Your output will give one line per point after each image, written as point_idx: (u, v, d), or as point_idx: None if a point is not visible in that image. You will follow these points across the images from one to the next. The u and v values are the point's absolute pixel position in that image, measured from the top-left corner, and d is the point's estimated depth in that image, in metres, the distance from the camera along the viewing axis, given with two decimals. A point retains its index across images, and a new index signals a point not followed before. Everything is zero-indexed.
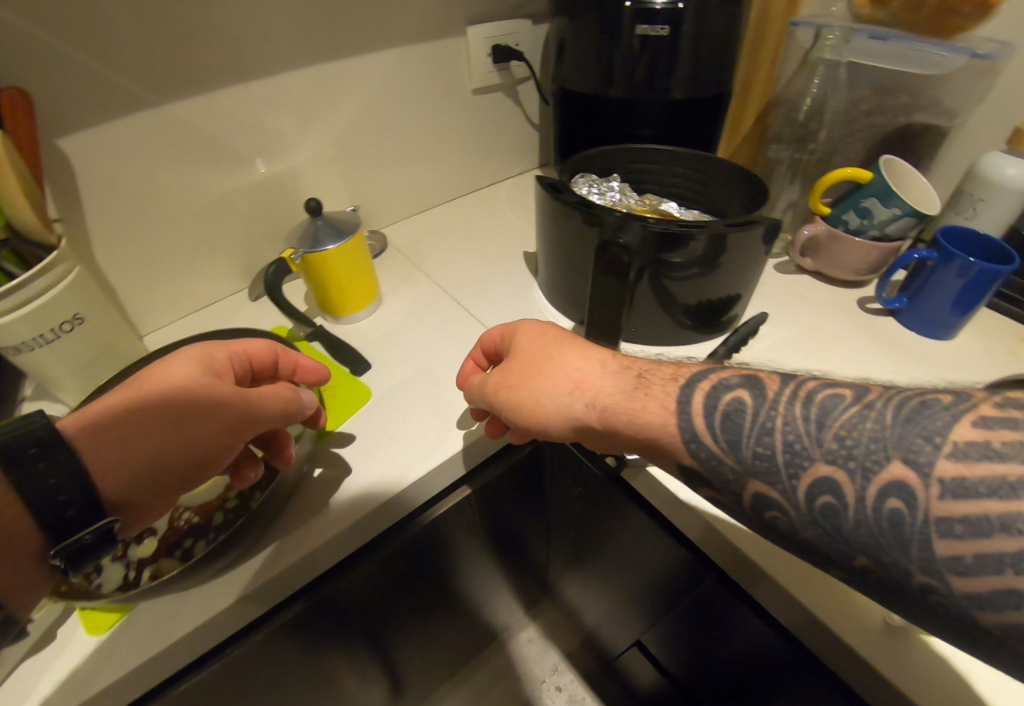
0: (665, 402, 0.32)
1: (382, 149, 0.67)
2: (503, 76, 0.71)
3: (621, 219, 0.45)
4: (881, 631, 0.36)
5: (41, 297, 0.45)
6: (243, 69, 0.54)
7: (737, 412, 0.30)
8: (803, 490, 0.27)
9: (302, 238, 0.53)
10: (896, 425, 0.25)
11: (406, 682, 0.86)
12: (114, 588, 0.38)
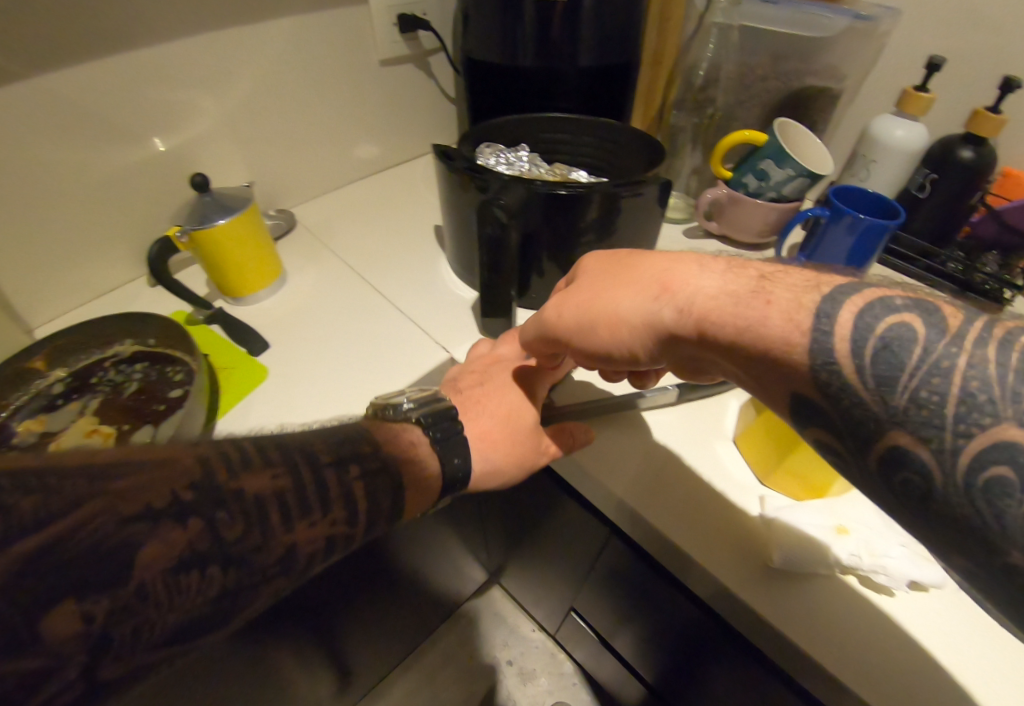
0: (790, 311, 0.27)
1: (287, 124, 0.65)
2: (412, 47, 0.69)
3: (507, 183, 0.44)
4: (764, 574, 0.37)
5: None
6: (127, 39, 0.50)
7: (900, 343, 0.24)
8: (968, 457, 0.22)
9: (190, 215, 0.50)
10: (999, 375, 0.22)
11: (353, 672, 0.85)
12: None
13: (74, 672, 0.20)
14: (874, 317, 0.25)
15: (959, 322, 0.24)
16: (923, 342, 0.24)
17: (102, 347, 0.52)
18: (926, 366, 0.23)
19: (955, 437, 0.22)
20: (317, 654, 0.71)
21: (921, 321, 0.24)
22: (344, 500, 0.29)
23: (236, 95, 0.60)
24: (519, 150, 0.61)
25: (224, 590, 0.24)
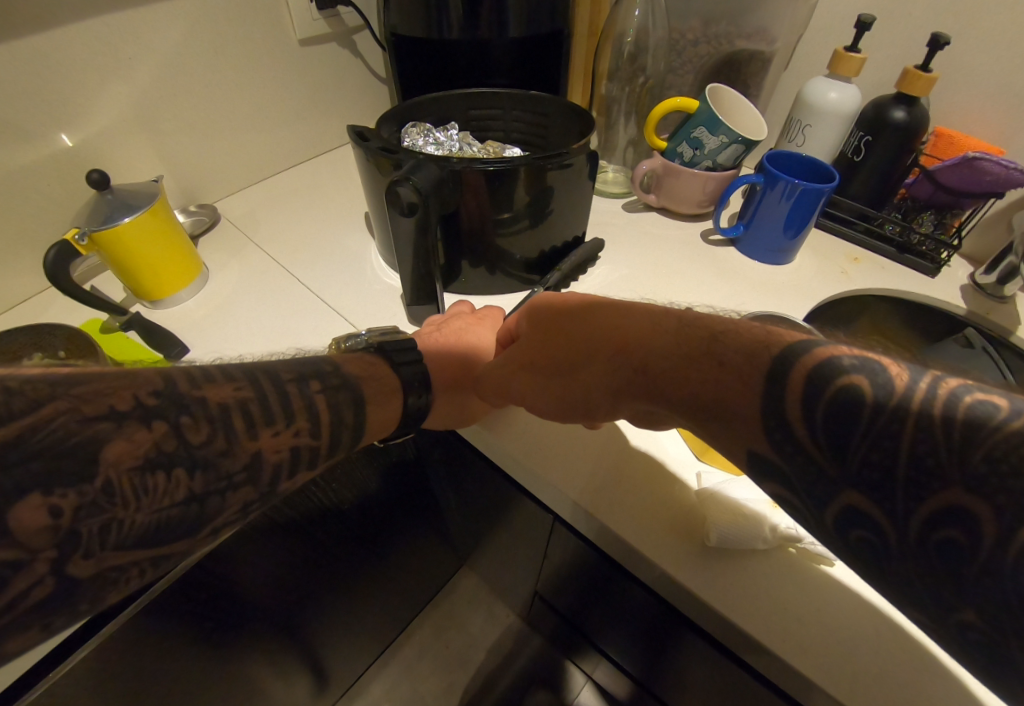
0: (745, 369, 0.28)
1: (202, 113, 0.61)
2: (333, 24, 0.66)
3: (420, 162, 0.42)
4: (706, 554, 0.37)
5: None
6: (14, 31, 0.45)
7: (850, 403, 0.24)
8: (917, 522, 0.22)
9: (90, 217, 0.46)
10: (949, 438, 0.22)
11: (327, 675, 0.83)
12: None
13: (49, 563, 0.23)
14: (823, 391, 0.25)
15: (904, 383, 0.23)
16: (869, 405, 0.24)
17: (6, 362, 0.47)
18: (875, 431, 0.23)
19: (905, 501, 0.22)
20: (282, 664, 0.69)
21: (870, 390, 0.24)
22: (306, 415, 0.32)
23: (143, 84, 0.55)
24: (449, 128, 0.58)
25: (194, 494, 0.27)
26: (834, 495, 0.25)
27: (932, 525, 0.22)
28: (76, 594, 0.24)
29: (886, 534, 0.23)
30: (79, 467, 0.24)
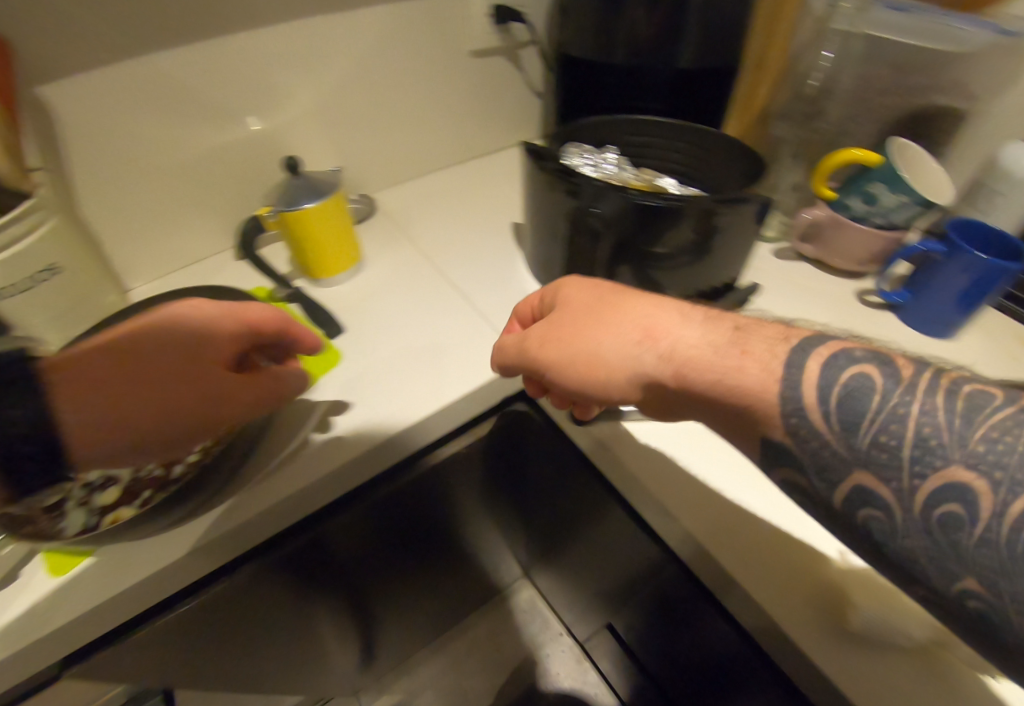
0: (769, 365, 0.29)
1: (376, 111, 0.66)
2: (505, 39, 0.68)
3: (600, 188, 0.42)
4: (831, 641, 0.34)
5: (21, 243, 0.45)
6: (226, 24, 0.52)
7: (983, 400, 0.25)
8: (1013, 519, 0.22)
9: (282, 198, 0.51)
10: None
11: (382, 647, 0.87)
12: (74, 534, 0.39)
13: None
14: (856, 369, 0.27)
15: (910, 373, 0.26)
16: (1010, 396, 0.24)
17: (190, 315, 0.54)
18: (885, 413, 0.26)
19: (913, 476, 0.25)
20: (354, 623, 0.74)
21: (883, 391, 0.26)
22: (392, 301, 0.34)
23: (329, 81, 0.61)
24: (607, 152, 0.59)
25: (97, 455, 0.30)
26: (930, 470, 0.24)
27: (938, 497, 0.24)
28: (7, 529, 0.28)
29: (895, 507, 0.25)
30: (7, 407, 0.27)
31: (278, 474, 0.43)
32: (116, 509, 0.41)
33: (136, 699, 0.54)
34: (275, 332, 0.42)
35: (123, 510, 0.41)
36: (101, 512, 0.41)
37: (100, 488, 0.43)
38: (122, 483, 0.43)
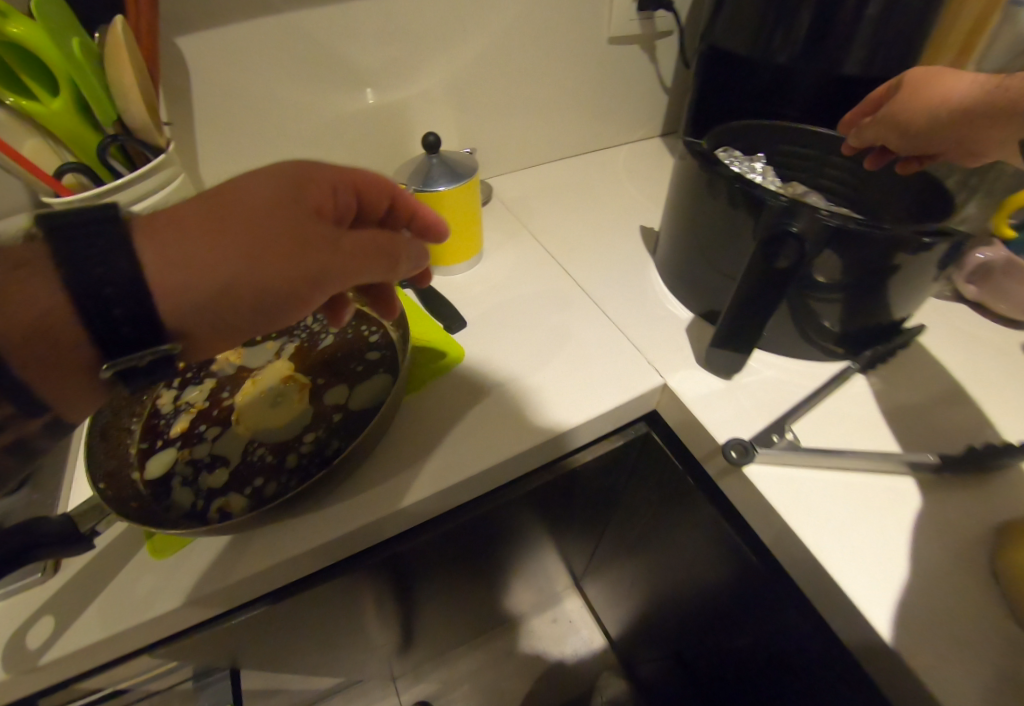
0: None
1: (503, 94, 0.62)
2: (645, 27, 0.63)
3: (788, 204, 0.37)
4: None
5: (153, 199, 0.44)
6: None
7: None
8: None
9: (413, 173, 0.48)
10: None
11: (429, 637, 0.86)
12: (182, 514, 0.38)
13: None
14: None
15: None
16: None
17: None
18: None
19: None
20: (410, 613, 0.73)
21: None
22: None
23: (460, 57, 0.57)
24: (756, 160, 0.55)
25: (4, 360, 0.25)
26: None
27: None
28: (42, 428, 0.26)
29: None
30: (83, 251, 0.23)
31: (397, 474, 0.41)
32: (223, 494, 0.40)
33: (206, 667, 0.54)
34: (402, 202, 0.38)
35: (232, 497, 0.40)
36: (208, 494, 0.40)
37: (207, 466, 0.42)
38: (230, 465, 0.41)
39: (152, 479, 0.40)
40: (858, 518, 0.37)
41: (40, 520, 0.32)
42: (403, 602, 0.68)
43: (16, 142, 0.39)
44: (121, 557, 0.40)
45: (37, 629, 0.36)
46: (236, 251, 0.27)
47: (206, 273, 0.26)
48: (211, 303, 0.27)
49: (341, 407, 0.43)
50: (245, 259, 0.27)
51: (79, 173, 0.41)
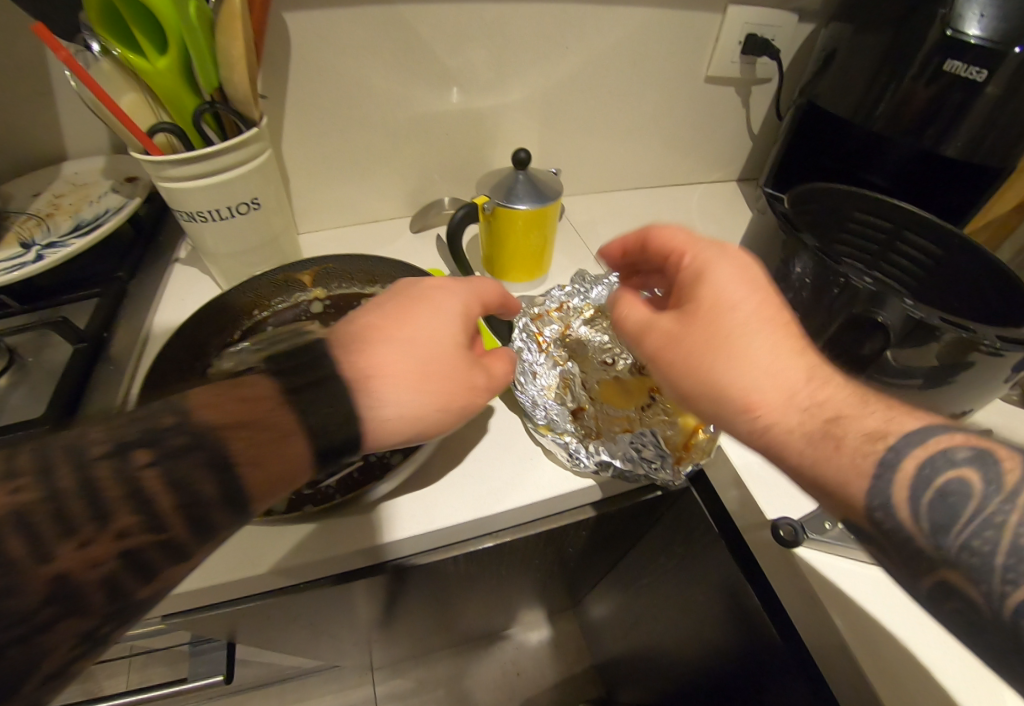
0: (857, 462, 0.28)
1: (586, 118, 0.63)
2: (745, 71, 0.64)
3: (876, 289, 0.39)
4: None
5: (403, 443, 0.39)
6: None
7: (956, 494, 0.26)
8: (1014, 602, 0.23)
9: (498, 186, 0.47)
10: (973, 519, 0.25)
11: (419, 634, 0.87)
12: None
13: None
14: (928, 472, 0.27)
15: (1016, 480, 0.25)
16: (978, 497, 0.25)
17: (365, 283, 0.51)
18: (979, 519, 0.25)
19: (1004, 585, 0.24)
20: (404, 607, 0.73)
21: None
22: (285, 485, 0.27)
23: (556, 75, 0.58)
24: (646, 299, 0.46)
25: (97, 609, 0.22)
26: (929, 569, 0.26)
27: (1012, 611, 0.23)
28: (54, 546, 0.21)
29: (977, 603, 0.25)
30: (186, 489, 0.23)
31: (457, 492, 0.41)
32: None
33: (204, 638, 0.56)
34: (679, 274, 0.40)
35: None
36: None
37: None
38: None
39: None
40: (886, 612, 0.37)
41: None
42: (403, 598, 0.69)
43: (115, 95, 0.40)
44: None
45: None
46: (674, 359, 0.36)
47: (684, 385, 0.36)
48: (673, 374, 0.36)
49: None
50: (659, 347, 0.37)
51: (170, 135, 0.41)
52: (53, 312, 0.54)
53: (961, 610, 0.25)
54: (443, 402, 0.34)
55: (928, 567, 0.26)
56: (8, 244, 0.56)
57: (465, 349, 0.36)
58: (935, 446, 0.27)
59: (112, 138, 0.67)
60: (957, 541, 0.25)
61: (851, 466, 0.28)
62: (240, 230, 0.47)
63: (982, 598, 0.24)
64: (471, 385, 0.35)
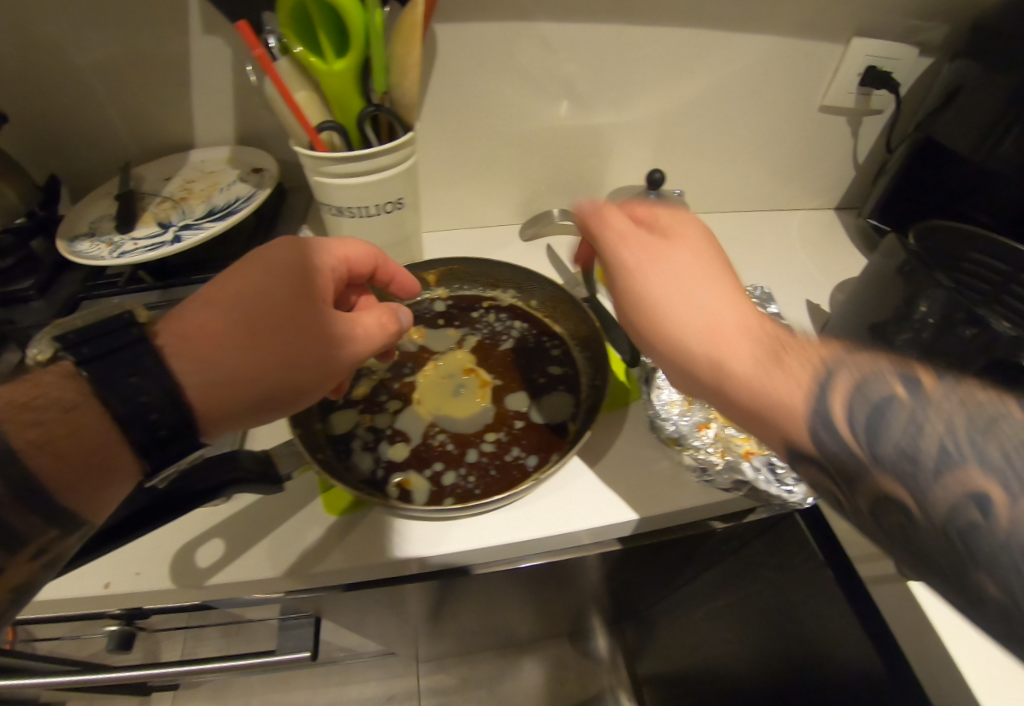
0: (800, 380, 0.30)
1: (697, 140, 0.64)
2: (859, 103, 0.64)
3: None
4: None
5: (532, 453, 0.40)
6: (618, 12, 0.51)
7: (886, 406, 0.27)
8: (949, 496, 0.24)
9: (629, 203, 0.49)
10: (913, 431, 0.25)
11: (471, 630, 0.89)
12: (362, 479, 0.39)
13: None
14: (858, 389, 0.28)
15: (969, 391, 0.25)
16: (911, 409, 0.26)
17: (486, 286, 0.52)
18: (911, 425, 0.25)
19: (937, 476, 0.24)
20: (469, 603, 0.75)
21: (992, 489, 0.23)
22: None
23: (676, 96, 0.59)
24: None
25: None
26: (870, 480, 0.26)
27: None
28: None
29: (918, 516, 0.25)
30: None
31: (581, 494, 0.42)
32: (402, 471, 0.39)
33: (297, 613, 0.59)
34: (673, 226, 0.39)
35: (413, 476, 0.39)
36: (387, 466, 0.40)
37: (387, 438, 0.41)
38: (411, 443, 0.41)
39: (335, 435, 0.41)
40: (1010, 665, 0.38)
41: (241, 454, 0.36)
42: (473, 594, 0.70)
43: (293, 87, 0.41)
44: (290, 507, 0.41)
45: (208, 548, 0.39)
46: (643, 291, 0.36)
47: (633, 307, 0.36)
48: (627, 301, 0.37)
49: (522, 416, 0.42)
50: (628, 282, 0.37)
51: (334, 132, 0.43)
52: (185, 290, 0.57)
53: (945, 552, 0.24)
54: (272, 358, 0.34)
55: (926, 541, 0.25)
56: (147, 223, 0.60)
57: (311, 302, 0.36)
58: (873, 373, 0.29)
59: (236, 130, 0.71)
60: (910, 454, 0.25)
61: (794, 385, 0.29)
62: (377, 227, 0.49)
63: (1001, 526, 0.22)
64: (301, 328, 0.35)
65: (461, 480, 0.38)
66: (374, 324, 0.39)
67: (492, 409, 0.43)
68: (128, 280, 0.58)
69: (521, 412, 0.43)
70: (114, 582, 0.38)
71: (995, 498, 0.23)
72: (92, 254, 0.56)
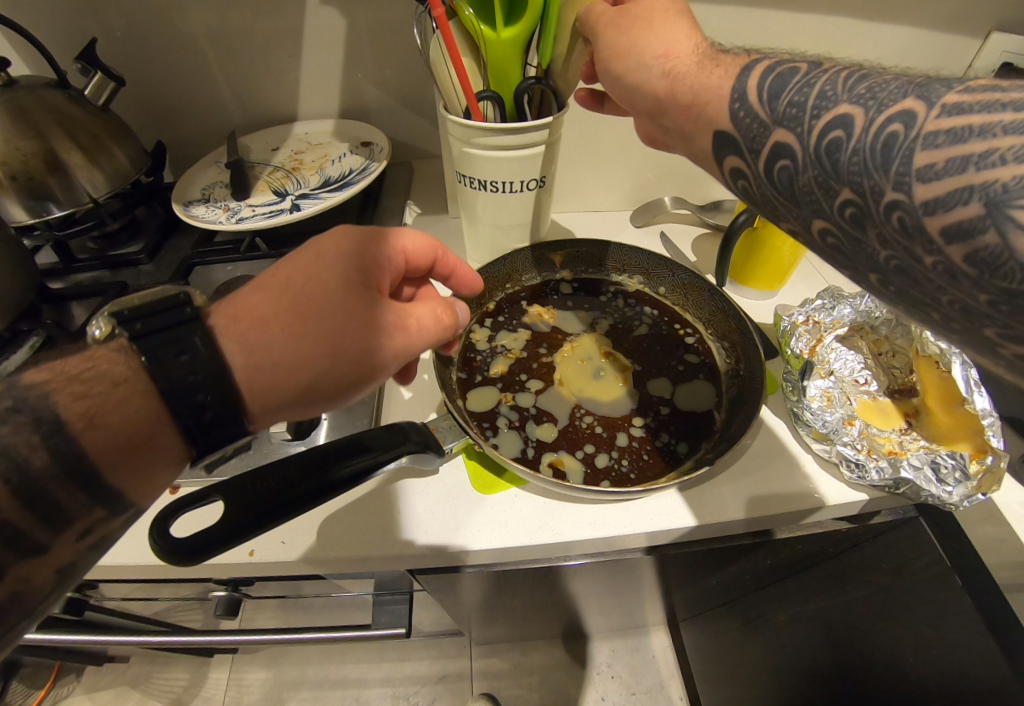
0: (727, 71, 0.32)
1: None
2: None
3: None
4: None
5: (682, 441, 0.40)
6: None
7: (845, 130, 0.26)
8: (887, 203, 0.24)
9: None
10: (882, 143, 0.24)
11: (529, 618, 0.90)
12: (515, 457, 0.38)
13: None
14: (771, 67, 0.30)
15: (928, 106, 0.24)
16: (866, 119, 0.25)
17: (610, 271, 0.52)
18: (881, 136, 0.25)
19: (926, 208, 0.23)
20: (539, 590, 0.76)
21: (855, 111, 0.26)
22: None
23: None
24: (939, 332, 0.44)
25: None
26: (883, 213, 0.25)
27: (879, 135, 0.25)
28: None
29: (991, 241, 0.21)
30: None
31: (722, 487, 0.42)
32: (553, 451, 0.39)
33: (390, 590, 0.60)
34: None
35: (566, 457, 0.38)
36: (536, 445, 0.39)
37: (532, 417, 0.41)
38: (558, 424, 0.40)
39: (479, 412, 0.40)
40: None
41: (405, 424, 0.36)
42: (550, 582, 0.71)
43: (464, 51, 0.42)
44: (430, 482, 0.41)
45: (353, 520, 0.39)
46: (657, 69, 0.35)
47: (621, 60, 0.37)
48: (634, 83, 0.37)
49: (665, 402, 0.42)
50: (631, 59, 0.36)
51: (491, 101, 0.43)
52: None
53: (850, 242, 0.27)
54: (314, 347, 0.30)
55: (811, 200, 0.28)
56: (262, 192, 0.60)
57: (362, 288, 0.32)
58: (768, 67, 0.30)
59: (340, 105, 0.71)
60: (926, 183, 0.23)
61: (724, 75, 0.32)
62: (511, 204, 0.49)
63: (861, 131, 0.25)
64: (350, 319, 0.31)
65: (615, 464, 0.38)
66: (429, 318, 0.35)
67: (636, 395, 0.43)
68: (243, 247, 0.59)
69: (664, 399, 0.43)
70: (259, 551, 0.38)
71: (916, 112, 0.24)
72: (211, 219, 0.56)
